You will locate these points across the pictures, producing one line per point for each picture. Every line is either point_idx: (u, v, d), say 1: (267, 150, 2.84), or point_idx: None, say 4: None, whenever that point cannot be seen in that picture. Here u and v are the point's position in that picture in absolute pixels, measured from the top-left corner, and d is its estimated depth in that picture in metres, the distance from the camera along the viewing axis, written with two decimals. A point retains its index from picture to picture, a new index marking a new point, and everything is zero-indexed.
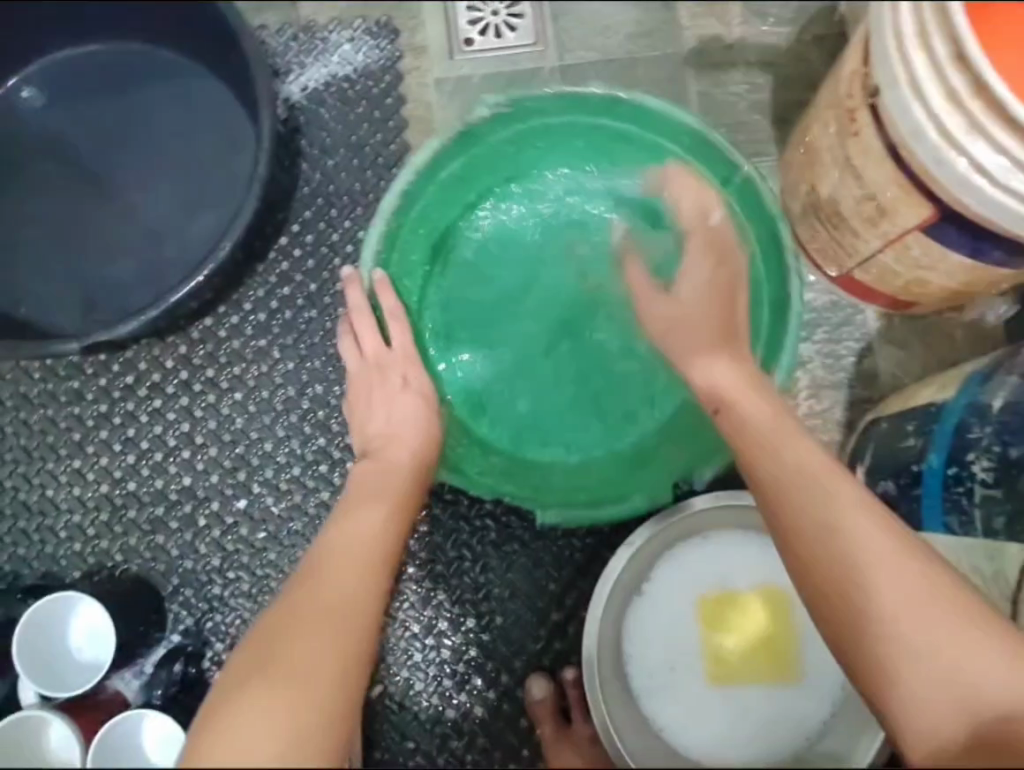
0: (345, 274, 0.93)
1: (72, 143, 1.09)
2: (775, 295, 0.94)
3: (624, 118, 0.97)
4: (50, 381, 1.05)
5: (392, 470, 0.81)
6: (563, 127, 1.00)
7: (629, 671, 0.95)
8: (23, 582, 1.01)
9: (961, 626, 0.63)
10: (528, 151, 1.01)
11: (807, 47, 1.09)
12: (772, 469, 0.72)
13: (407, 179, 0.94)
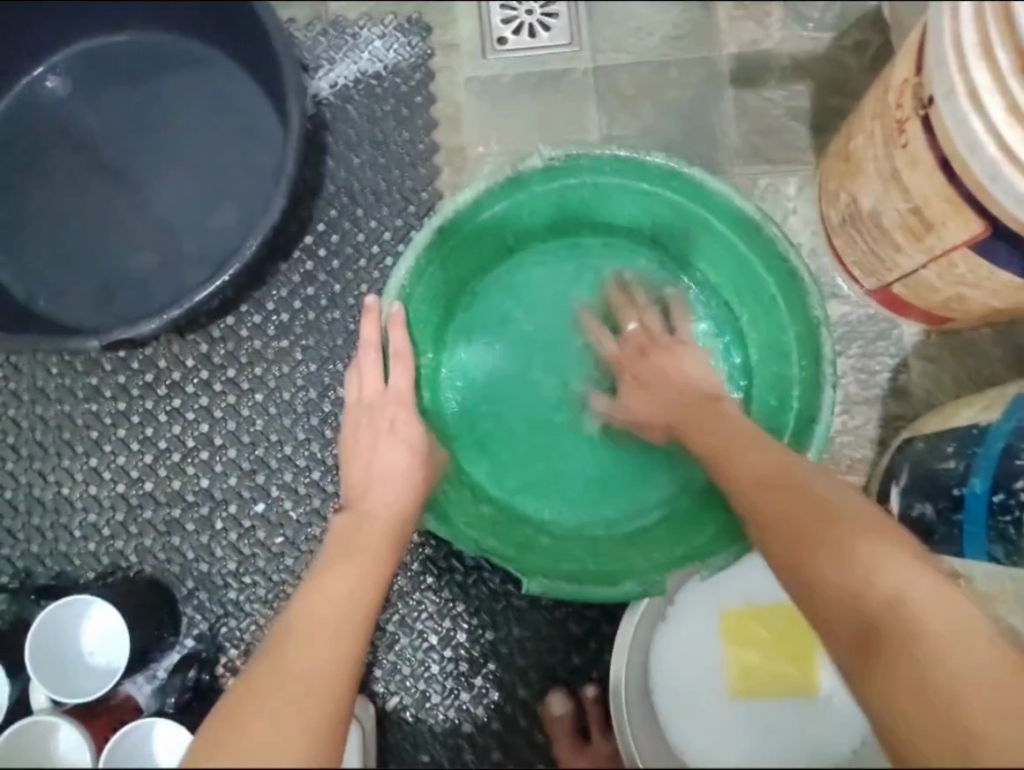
0: (365, 303, 0.87)
1: (96, 135, 1.07)
2: (799, 403, 0.87)
3: (681, 192, 0.91)
4: (68, 377, 1.03)
5: (371, 521, 0.76)
6: (614, 187, 0.93)
7: (654, 698, 0.92)
8: (37, 581, 1.00)
9: (911, 564, 0.58)
10: (575, 200, 0.95)
11: (848, 53, 1.07)
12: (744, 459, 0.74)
13: (445, 216, 0.87)
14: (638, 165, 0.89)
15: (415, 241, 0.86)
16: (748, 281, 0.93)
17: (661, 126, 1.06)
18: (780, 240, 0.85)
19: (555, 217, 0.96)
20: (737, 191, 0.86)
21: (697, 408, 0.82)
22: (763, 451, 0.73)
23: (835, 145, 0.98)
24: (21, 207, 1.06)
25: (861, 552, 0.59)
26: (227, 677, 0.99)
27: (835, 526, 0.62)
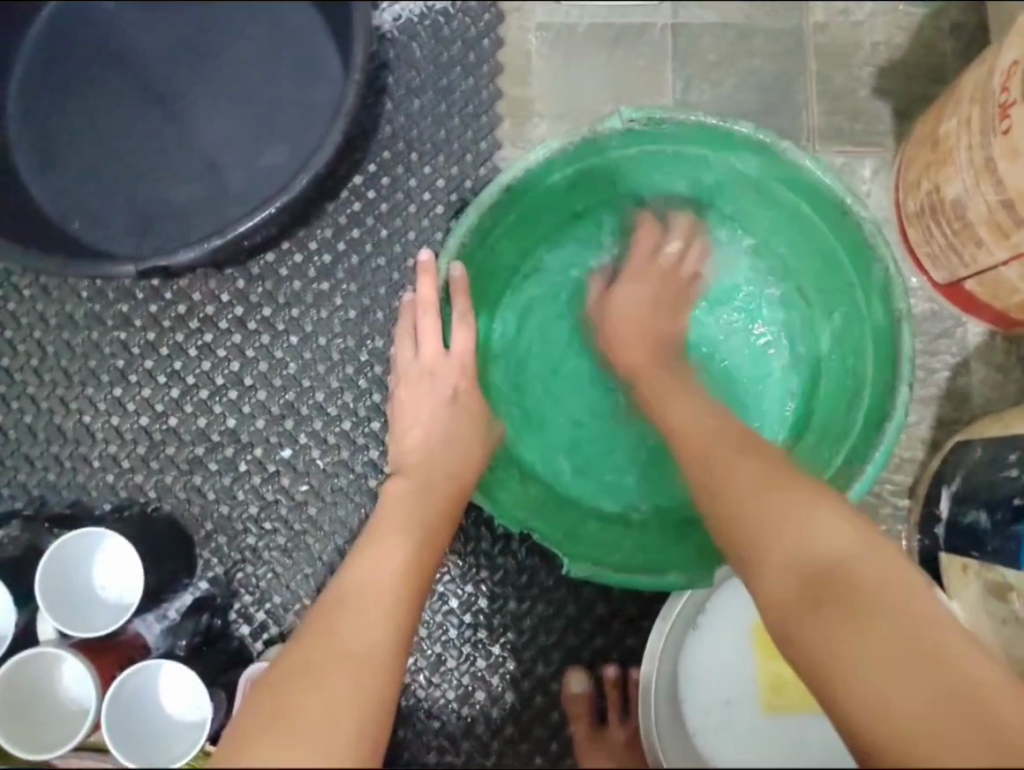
0: (420, 259, 0.83)
1: (143, 51, 1.03)
2: (874, 408, 0.83)
3: (765, 166, 0.87)
4: (98, 303, 0.99)
5: (426, 489, 0.73)
6: (694, 157, 0.90)
7: (685, 709, 0.90)
8: (50, 510, 0.96)
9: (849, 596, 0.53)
10: (646, 168, 0.92)
11: (941, 34, 1.02)
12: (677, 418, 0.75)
13: (514, 175, 0.83)
14: (718, 134, 0.85)
15: (482, 197, 0.82)
16: (830, 267, 0.90)
17: (738, 96, 1.01)
18: (869, 226, 0.81)
19: (625, 186, 0.93)
20: (826, 170, 0.82)
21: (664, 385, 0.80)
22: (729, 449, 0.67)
23: (921, 128, 0.93)
24: (59, 123, 1.01)
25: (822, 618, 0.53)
26: (239, 624, 0.96)
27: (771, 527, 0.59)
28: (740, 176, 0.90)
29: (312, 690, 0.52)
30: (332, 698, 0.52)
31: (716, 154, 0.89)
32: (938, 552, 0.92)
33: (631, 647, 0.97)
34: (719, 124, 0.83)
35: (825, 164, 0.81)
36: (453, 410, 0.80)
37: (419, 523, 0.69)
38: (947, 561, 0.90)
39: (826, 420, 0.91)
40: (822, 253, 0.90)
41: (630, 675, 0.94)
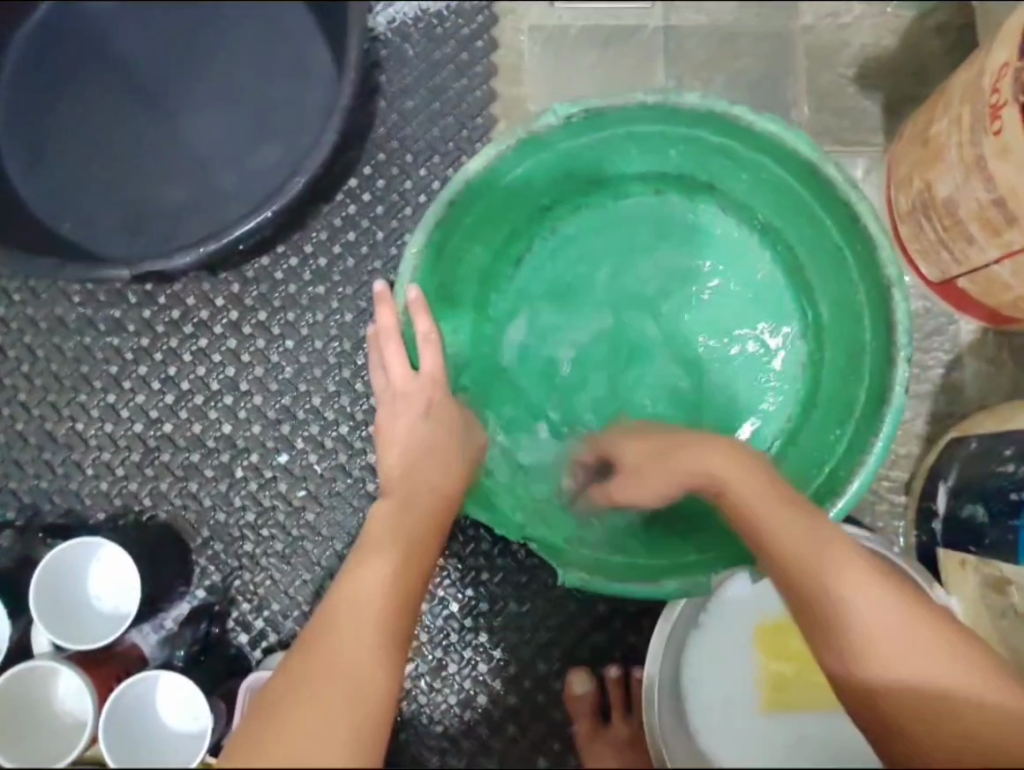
0: (375, 288, 0.79)
1: (133, 52, 1.01)
2: (873, 385, 0.83)
3: (724, 137, 0.86)
4: (89, 307, 0.98)
5: (412, 502, 0.73)
6: (655, 134, 0.89)
7: (689, 707, 0.90)
8: (44, 519, 0.95)
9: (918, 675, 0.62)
10: (610, 149, 0.91)
11: (929, 34, 1.03)
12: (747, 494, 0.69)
13: (465, 177, 0.81)
14: (672, 112, 0.83)
15: (433, 209, 0.81)
16: (816, 229, 0.89)
17: (730, 96, 1.02)
18: (844, 188, 0.81)
19: (586, 168, 0.93)
20: (789, 133, 0.81)
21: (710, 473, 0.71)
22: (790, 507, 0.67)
23: (912, 127, 0.95)
24: (47, 125, 0.99)
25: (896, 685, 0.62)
26: (237, 632, 0.95)
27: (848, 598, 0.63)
28: (704, 145, 0.89)
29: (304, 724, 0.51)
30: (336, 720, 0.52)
31: (672, 128, 0.87)
32: (935, 547, 0.93)
33: (633, 646, 0.97)
34: (667, 101, 0.81)
35: (786, 128, 0.80)
36: (430, 421, 0.79)
37: (406, 540, 0.69)
38: (945, 556, 0.91)
39: (831, 393, 0.92)
40: (804, 218, 0.90)
41: (633, 673, 0.95)
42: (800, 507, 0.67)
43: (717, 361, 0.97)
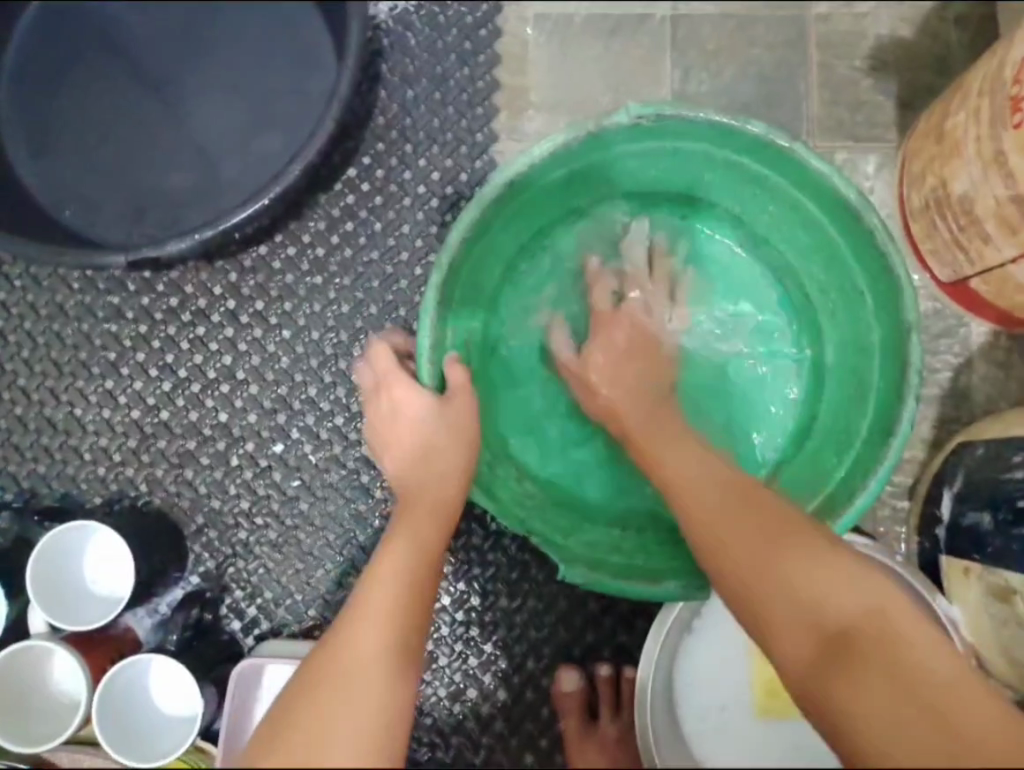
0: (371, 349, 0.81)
1: (136, 39, 1.01)
2: (878, 421, 0.81)
3: (770, 164, 0.84)
4: (89, 294, 0.99)
5: (424, 502, 0.72)
6: (699, 155, 0.87)
7: (681, 715, 0.89)
8: (42, 501, 0.96)
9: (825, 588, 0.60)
10: (653, 162, 0.89)
11: (947, 25, 0.99)
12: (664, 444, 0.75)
13: (517, 170, 0.80)
14: (726, 131, 0.82)
15: (480, 196, 0.79)
16: (836, 272, 0.88)
17: (738, 88, 0.99)
18: (878, 232, 0.79)
19: (615, 179, 0.91)
20: (837, 174, 0.80)
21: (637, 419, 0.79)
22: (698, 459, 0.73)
23: (926, 122, 0.91)
24: (50, 111, 1.00)
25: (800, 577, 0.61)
26: (229, 619, 0.95)
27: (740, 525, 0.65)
28: (746, 175, 0.88)
29: (334, 722, 0.51)
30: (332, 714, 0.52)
31: (721, 151, 0.86)
32: (938, 554, 0.90)
33: (624, 646, 0.96)
34: (733, 123, 0.80)
35: (838, 171, 0.79)
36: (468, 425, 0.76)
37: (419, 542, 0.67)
38: (948, 564, 0.89)
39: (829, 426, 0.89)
40: (828, 258, 0.89)
41: (623, 672, 0.94)
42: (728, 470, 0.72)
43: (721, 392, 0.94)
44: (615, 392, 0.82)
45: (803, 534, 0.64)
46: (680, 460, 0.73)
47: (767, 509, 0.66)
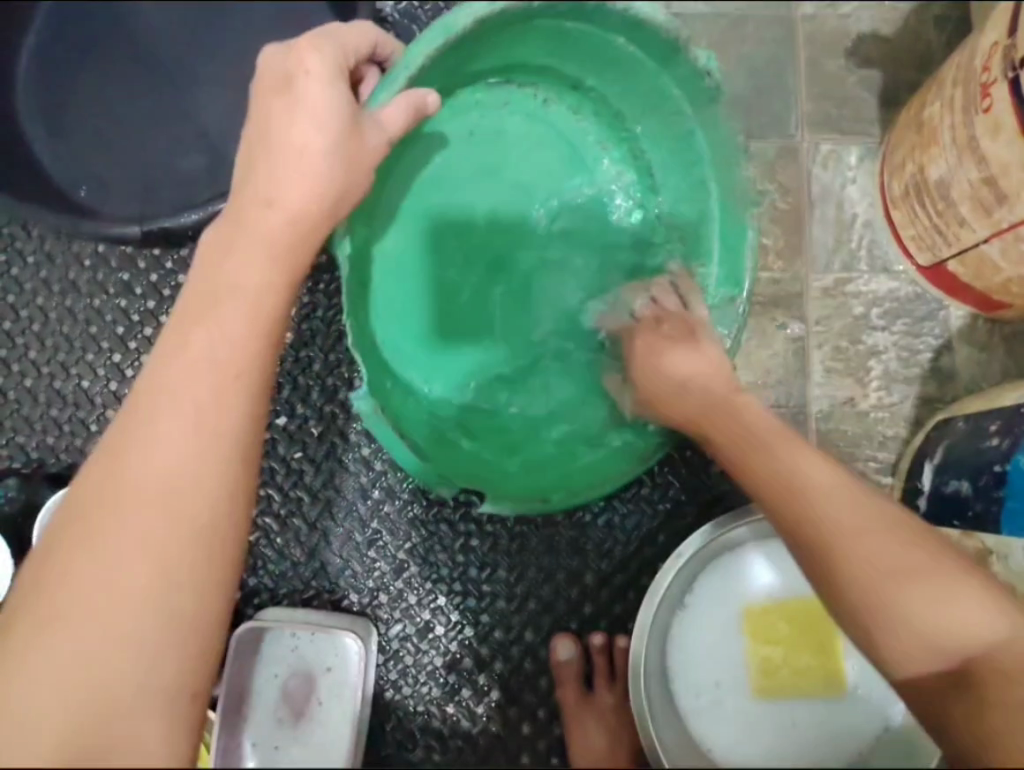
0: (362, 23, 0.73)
1: (153, 28, 1.06)
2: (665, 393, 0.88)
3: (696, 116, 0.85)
4: (100, 271, 1.01)
5: (256, 255, 0.58)
6: (654, 79, 0.86)
7: (676, 689, 0.91)
8: (49, 470, 0.98)
9: (917, 588, 0.60)
10: (605, 66, 0.89)
11: (926, 27, 1.05)
12: (761, 454, 0.67)
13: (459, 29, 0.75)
14: (635, 23, 0.78)
15: (414, 59, 0.73)
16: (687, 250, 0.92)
17: (729, 82, 1.05)
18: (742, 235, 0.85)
19: (519, 57, 0.90)
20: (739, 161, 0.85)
21: (717, 414, 0.72)
22: (800, 451, 0.66)
23: (905, 115, 0.97)
24: (66, 94, 1.03)
25: (893, 576, 0.60)
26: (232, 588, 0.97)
27: (818, 513, 0.62)
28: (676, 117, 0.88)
29: (104, 541, 0.48)
30: (133, 550, 0.48)
31: (669, 82, 0.84)
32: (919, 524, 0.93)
33: (619, 617, 0.98)
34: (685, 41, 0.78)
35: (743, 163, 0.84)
36: (352, 180, 0.63)
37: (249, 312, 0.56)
38: None
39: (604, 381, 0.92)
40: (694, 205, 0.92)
41: (617, 642, 0.96)
42: (788, 440, 0.67)
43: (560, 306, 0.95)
44: (695, 400, 0.73)
45: (891, 535, 0.61)
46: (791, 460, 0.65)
47: (853, 511, 0.62)
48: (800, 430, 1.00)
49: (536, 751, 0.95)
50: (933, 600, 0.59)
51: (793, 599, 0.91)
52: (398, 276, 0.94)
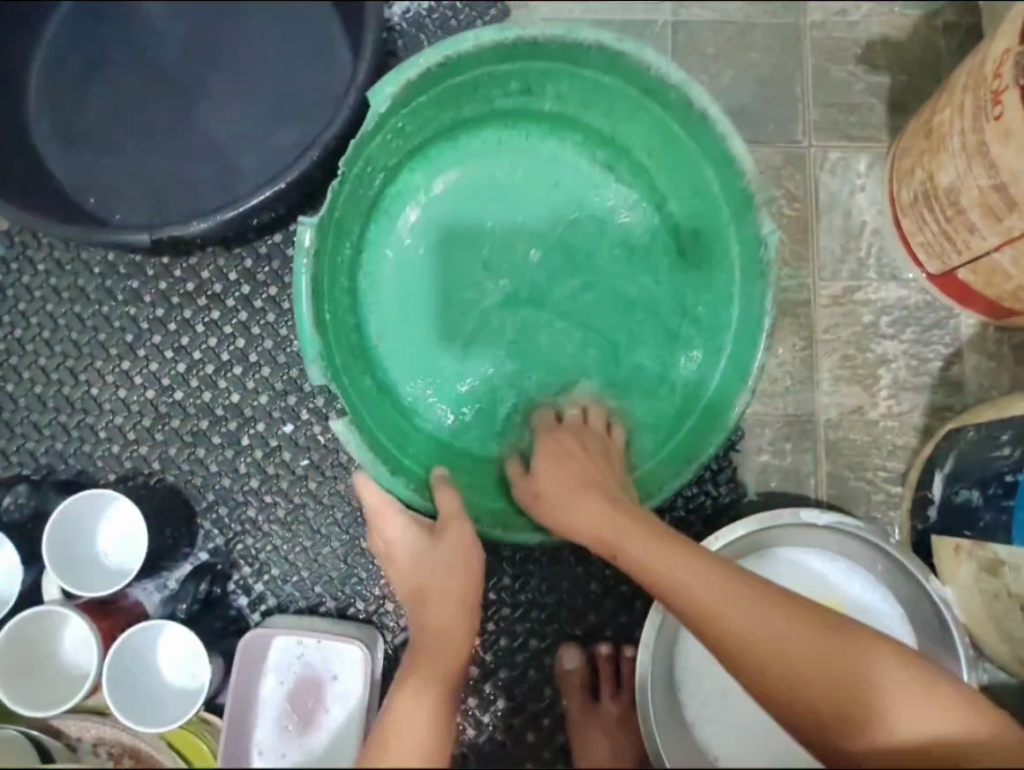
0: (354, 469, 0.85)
1: (161, 37, 1.06)
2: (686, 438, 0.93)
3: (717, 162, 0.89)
4: (108, 279, 1.02)
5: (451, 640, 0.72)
6: (664, 112, 0.91)
7: (682, 698, 0.91)
8: (58, 476, 0.98)
9: (860, 671, 0.67)
10: (623, 102, 0.94)
11: (935, 33, 1.05)
12: (663, 567, 0.71)
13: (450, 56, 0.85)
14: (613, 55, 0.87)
15: (406, 74, 0.84)
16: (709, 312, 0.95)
17: (736, 90, 1.05)
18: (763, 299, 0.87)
19: (535, 99, 0.97)
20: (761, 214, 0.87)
21: (607, 522, 0.76)
22: (691, 560, 0.71)
23: (914, 123, 0.96)
24: (77, 102, 1.04)
25: (839, 673, 0.66)
26: (238, 594, 0.97)
27: (744, 633, 0.67)
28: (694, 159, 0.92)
29: None
30: None
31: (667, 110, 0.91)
32: (929, 534, 0.92)
33: (624, 625, 0.98)
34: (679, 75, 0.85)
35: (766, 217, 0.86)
36: (466, 565, 0.78)
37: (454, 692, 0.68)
38: (938, 543, 0.91)
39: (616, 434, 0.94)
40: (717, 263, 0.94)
41: (624, 651, 0.95)
42: (685, 549, 0.72)
43: (547, 357, 0.98)
44: (583, 500, 0.78)
45: (812, 633, 0.68)
46: (690, 570, 0.71)
47: (777, 621, 0.68)
48: (807, 439, 0.99)
49: (541, 758, 0.95)
50: (872, 693, 0.66)
51: None
52: (382, 285, 0.98)
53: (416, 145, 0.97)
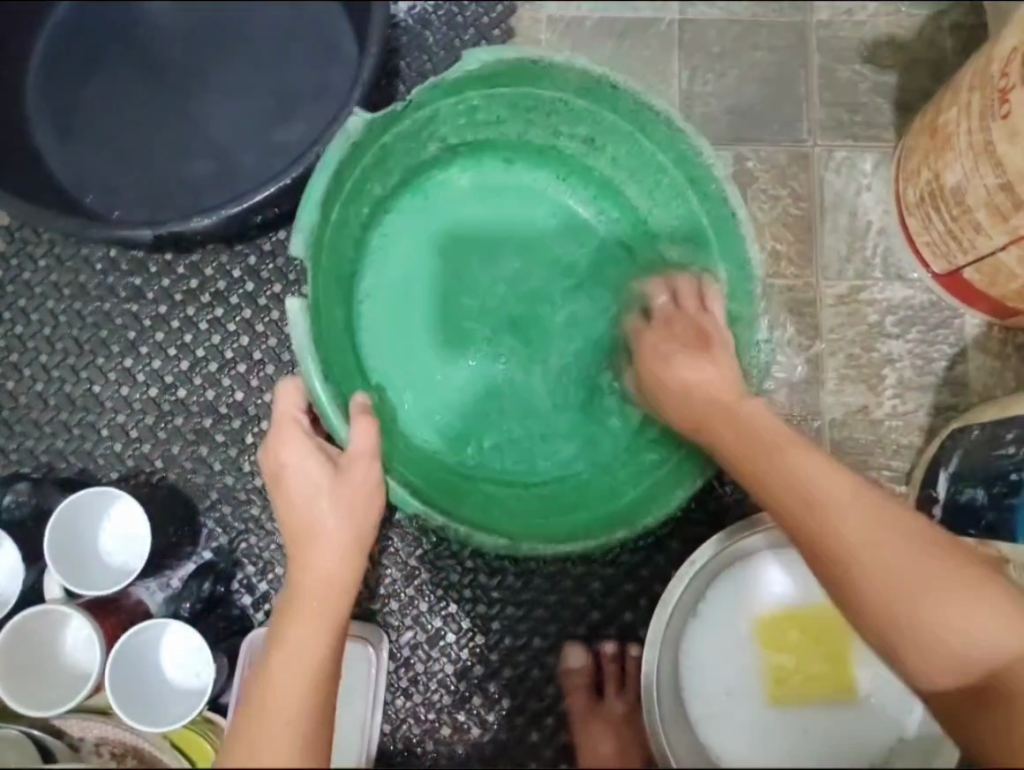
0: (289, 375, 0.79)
1: (164, 34, 1.06)
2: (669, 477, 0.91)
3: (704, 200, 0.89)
4: (110, 275, 1.01)
5: (331, 566, 0.70)
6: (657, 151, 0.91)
7: (687, 697, 0.89)
8: (59, 474, 0.97)
9: (950, 600, 0.66)
10: (620, 140, 0.94)
11: (941, 34, 1.05)
12: (782, 466, 0.71)
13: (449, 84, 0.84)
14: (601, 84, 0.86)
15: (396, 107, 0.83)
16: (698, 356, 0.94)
17: (742, 90, 1.04)
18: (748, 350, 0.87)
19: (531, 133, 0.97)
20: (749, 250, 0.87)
21: (739, 423, 0.75)
22: (811, 459, 0.70)
23: (919, 123, 0.96)
24: (78, 98, 1.03)
25: (935, 601, 0.66)
26: (241, 593, 0.96)
27: (847, 541, 0.67)
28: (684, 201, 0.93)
29: None
30: None
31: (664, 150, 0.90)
32: None
33: (629, 624, 0.98)
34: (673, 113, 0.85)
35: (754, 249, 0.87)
36: (365, 507, 0.73)
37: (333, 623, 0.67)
38: None
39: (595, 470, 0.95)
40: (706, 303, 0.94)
41: (629, 650, 0.95)
42: (805, 449, 0.71)
43: (535, 393, 0.98)
44: (722, 407, 0.77)
45: (918, 550, 0.67)
46: (801, 469, 0.70)
47: (882, 533, 0.67)
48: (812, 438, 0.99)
49: (545, 757, 0.95)
50: (962, 616, 0.66)
51: (804, 609, 0.91)
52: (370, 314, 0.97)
53: (407, 173, 0.96)
